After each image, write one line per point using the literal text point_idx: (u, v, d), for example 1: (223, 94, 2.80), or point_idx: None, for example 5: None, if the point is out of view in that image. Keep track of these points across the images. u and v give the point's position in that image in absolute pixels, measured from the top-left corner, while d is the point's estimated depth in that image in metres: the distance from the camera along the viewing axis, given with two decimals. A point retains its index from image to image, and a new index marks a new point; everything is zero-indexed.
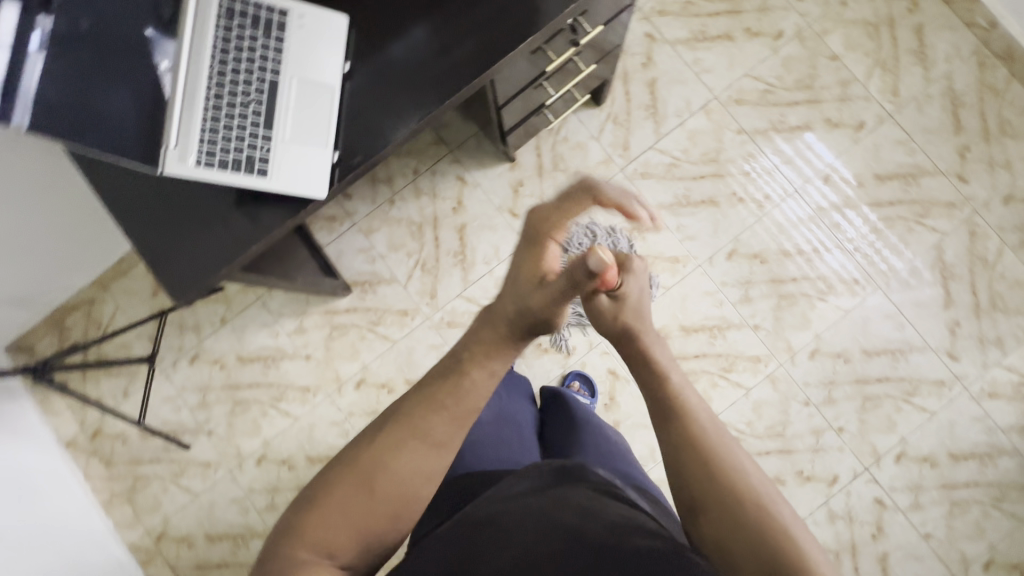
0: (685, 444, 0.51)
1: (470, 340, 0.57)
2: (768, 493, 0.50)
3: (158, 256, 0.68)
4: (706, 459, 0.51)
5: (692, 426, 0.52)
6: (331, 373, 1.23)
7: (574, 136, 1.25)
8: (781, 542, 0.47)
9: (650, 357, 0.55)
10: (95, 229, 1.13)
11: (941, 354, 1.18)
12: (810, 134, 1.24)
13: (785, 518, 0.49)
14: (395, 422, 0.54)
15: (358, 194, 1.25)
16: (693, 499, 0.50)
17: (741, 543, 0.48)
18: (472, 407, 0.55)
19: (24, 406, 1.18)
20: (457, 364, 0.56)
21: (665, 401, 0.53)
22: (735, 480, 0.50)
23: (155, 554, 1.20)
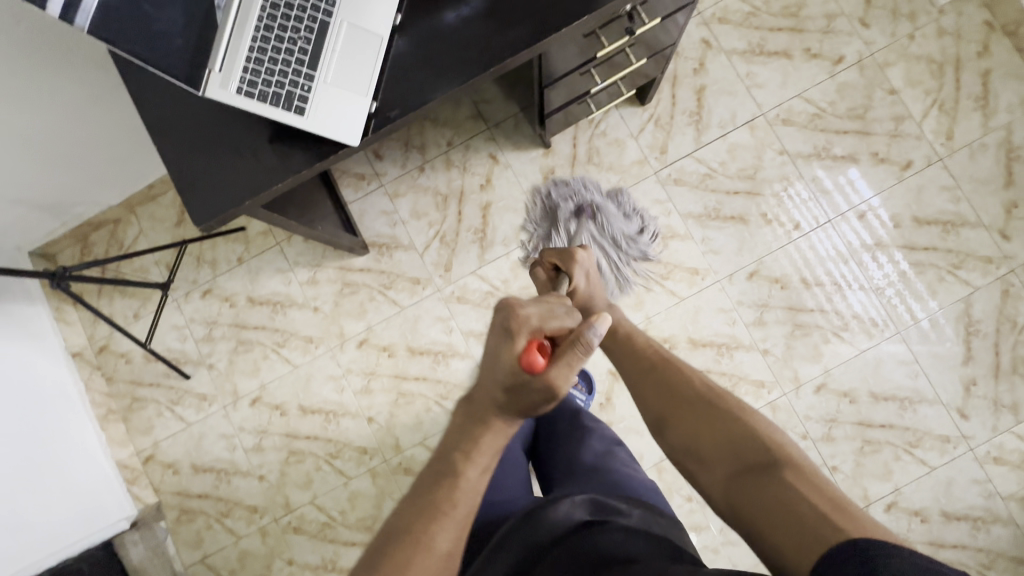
0: (644, 379, 0.68)
1: (458, 444, 0.54)
2: (714, 390, 0.63)
3: (186, 180, 0.69)
4: (656, 379, 0.67)
5: (646, 362, 0.70)
6: (335, 328, 1.24)
7: (612, 132, 1.24)
8: (729, 417, 0.59)
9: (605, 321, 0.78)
10: (133, 150, 1.15)
11: (951, 410, 1.15)
12: (855, 170, 1.21)
13: (731, 407, 0.60)
14: (389, 548, 0.49)
15: (389, 156, 1.26)
16: (658, 416, 0.64)
17: (696, 439, 0.59)
18: (474, 500, 0.53)
19: (40, 311, 1.21)
20: (450, 465, 0.53)
21: (626, 349, 0.73)
22: (682, 388, 0.64)
23: (140, 475, 1.23)
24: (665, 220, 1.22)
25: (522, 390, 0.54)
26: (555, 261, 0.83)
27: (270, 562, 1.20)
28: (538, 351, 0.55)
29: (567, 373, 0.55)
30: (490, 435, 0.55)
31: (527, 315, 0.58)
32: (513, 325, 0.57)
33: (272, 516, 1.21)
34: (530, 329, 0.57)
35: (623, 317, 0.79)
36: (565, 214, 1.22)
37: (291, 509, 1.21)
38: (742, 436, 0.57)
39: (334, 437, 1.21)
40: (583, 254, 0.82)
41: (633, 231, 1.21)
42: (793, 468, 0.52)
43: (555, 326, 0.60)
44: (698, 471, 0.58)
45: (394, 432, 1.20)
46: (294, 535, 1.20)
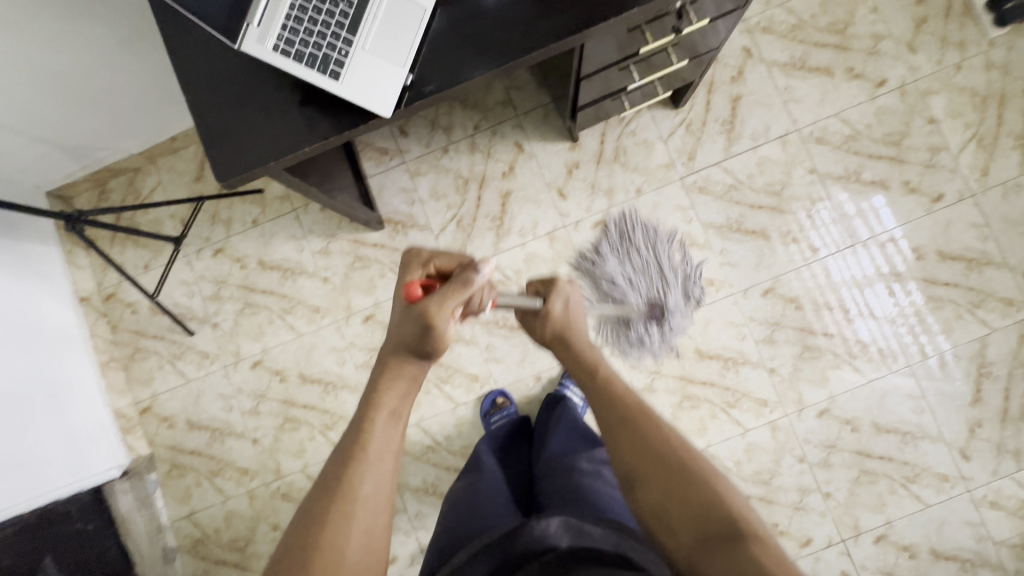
0: (616, 429, 0.62)
1: (367, 394, 0.60)
2: (689, 449, 0.59)
3: (212, 135, 0.68)
4: (629, 428, 0.62)
5: (620, 407, 0.64)
6: (343, 301, 1.23)
7: (641, 132, 1.22)
8: (702, 484, 0.55)
9: (582, 356, 0.71)
10: (159, 101, 1.14)
11: (953, 449, 1.13)
12: (879, 198, 1.19)
13: (706, 472, 0.57)
14: (320, 497, 0.53)
15: (414, 134, 1.25)
16: (626, 472, 0.60)
17: (666, 501, 0.56)
18: (387, 444, 0.57)
19: (51, 252, 1.21)
20: (364, 411, 0.59)
21: (599, 388, 0.67)
22: (655, 443, 0.60)
23: (136, 425, 1.24)
24: (685, 227, 1.20)
25: (409, 314, 0.62)
26: (536, 288, 0.77)
27: (255, 525, 1.21)
28: (420, 284, 0.65)
29: (443, 297, 0.62)
30: (394, 373, 0.61)
31: (419, 251, 0.69)
32: (410, 265, 0.68)
33: (262, 480, 1.21)
34: (422, 264, 0.68)
35: (604, 357, 0.72)
36: (617, 261, 1.19)
37: (282, 475, 1.21)
38: (712, 503, 0.54)
39: (331, 409, 1.21)
40: (568, 284, 0.77)
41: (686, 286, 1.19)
42: (761, 545, 0.50)
43: (446, 261, 0.68)
44: (662, 536, 0.55)
45: None
46: (281, 501, 1.21)
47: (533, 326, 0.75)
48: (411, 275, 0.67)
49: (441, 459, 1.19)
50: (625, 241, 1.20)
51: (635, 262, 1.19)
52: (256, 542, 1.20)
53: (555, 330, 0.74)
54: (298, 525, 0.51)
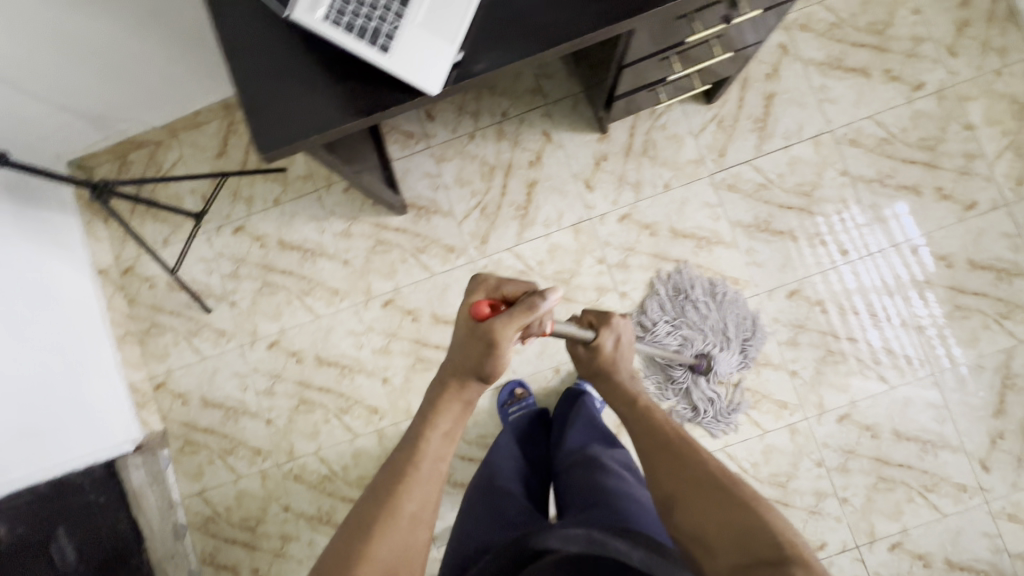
0: (657, 455, 0.65)
1: (423, 411, 0.62)
2: (727, 474, 0.60)
3: (253, 104, 0.66)
4: (669, 453, 0.64)
5: (660, 436, 0.67)
6: (363, 285, 1.22)
7: (672, 127, 1.20)
8: (740, 506, 0.55)
9: (622, 387, 0.78)
10: (186, 74, 1.12)
11: (973, 460, 1.12)
12: (901, 206, 1.17)
13: (743, 495, 0.57)
14: (370, 507, 0.54)
15: (441, 118, 1.23)
16: (665, 495, 0.61)
17: (704, 521, 0.56)
18: (436, 461, 0.59)
19: (69, 222, 1.20)
20: (417, 430, 0.61)
21: (641, 420, 0.71)
22: (693, 467, 0.61)
23: (150, 400, 1.23)
24: (712, 225, 1.18)
25: (473, 335, 0.60)
26: (590, 320, 0.83)
27: (266, 505, 1.20)
28: (487, 304, 0.61)
29: (507, 322, 0.58)
30: (455, 393, 0.63)
31: (488, 278, 0.66)
32: (475, 290, 0.66)
33: (274, 461, 1.21)
34: (487, 290, 0.65)
35: (641, 388, 0.79)
36: (670, 331, 1.16)
37: (295, 456, 1.21)
38: (751, 526, 0.53)
39: (347, 393, 1.21)
40: (620, 320, 0.83)
41: (743, 351, 1.16)
42: (806, 569, 0.49)
43: (515, 288, 0.65)
44: (701, 558, 0.55)
45: (407, 396, 1.19)
46: (293, 482, 1.20)
47: (580, 355, 0.82)
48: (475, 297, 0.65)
49: (456, 447, 1.18)
50: (677, 308, 1.17)
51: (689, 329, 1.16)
52: (266, 523, 1.20)
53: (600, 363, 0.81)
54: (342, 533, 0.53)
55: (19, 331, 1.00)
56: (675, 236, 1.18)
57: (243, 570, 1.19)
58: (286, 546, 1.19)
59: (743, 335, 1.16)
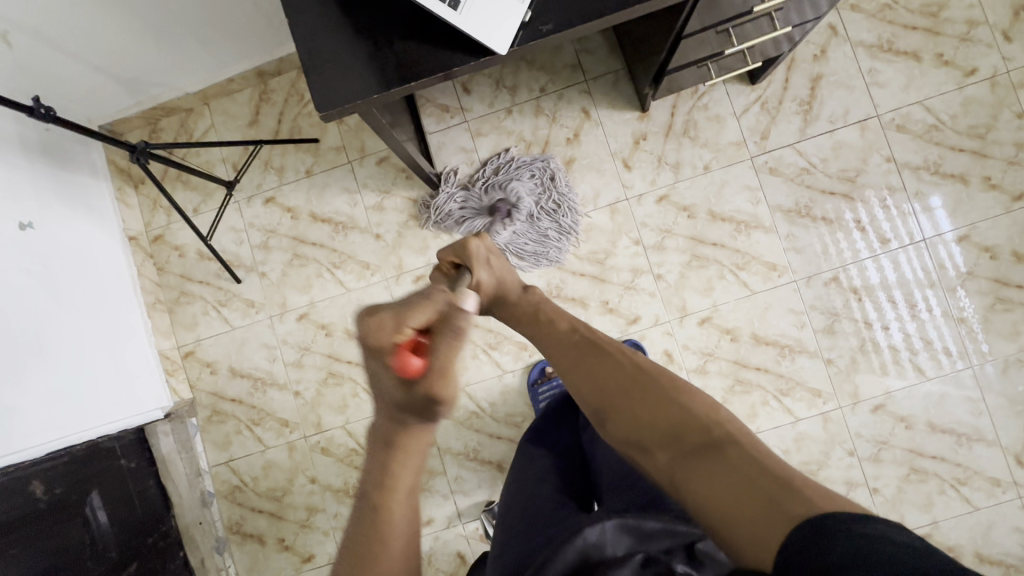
0: (575, 368, 0.69)
1: (374, 483, 0.58)
2: (647, 371, 0.65)
3: (313, 63, 0.64)
4: (592, 363, 0.68)
5: (579, 348, 0.71)
6: (394, 259, 1.21)
7: (714, 107, 1.17)
8: (667, 397, 0.60)
9: (528, 309, 0.80)
10: (221, 38, 1.09)
11: (1007, 454, 1.11)
12: (938, 199, 1.14)
13: (667, 388, 0.62)
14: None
15: (477, 92, 1.20)
16: (594, 405, 0.65)
17: (638, 424, 0.59)
18: (407, 527, 0.57)
19: (101, 187, 1.18)
20: (374, 517, 0.57)
21: (553, 338, 0.74)
22: (617, 372, 0.66)
23: (179, 368, 1.22)
24: (752, 209, 1.16)
25: (415, 401, 0.53)
26: (453, 260, 0.82)
27: (293, 477, 1.20)
28: (412, 355, 0.53)
29: (443, 377, 0.51)
30: (408, 458, 0.57)
31: (383, 315, 0.54)
32: (375, 337, 0.53)
33: (302, 433, 1.21)
34: (390, 335, 0.53)
35: (540, 298, 0.82)
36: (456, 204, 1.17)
37: (322, 429, 1.20)
38: (681, 415, 0.58)
39: None
40: (479, 242, 0.83)
41: (524, 172, 1.17)
42: (731, 439, 0.53)
43: (424, 314, 0.54)
44: (641, 458, 0.57)
45: None
46: (320, 455, 1.20)
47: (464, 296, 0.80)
48: (383, 348, 0.53)
49: (484, 425, 1.18)
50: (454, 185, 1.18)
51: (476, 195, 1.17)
52: (293, 494, 1.20)
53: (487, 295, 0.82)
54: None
55: (54, 295, 0.99)
56: (713, 219, 1.16)
57: (269, 540, 1.20)
58: (311, 518, 1.20)
59: (515, 165, 1.18)
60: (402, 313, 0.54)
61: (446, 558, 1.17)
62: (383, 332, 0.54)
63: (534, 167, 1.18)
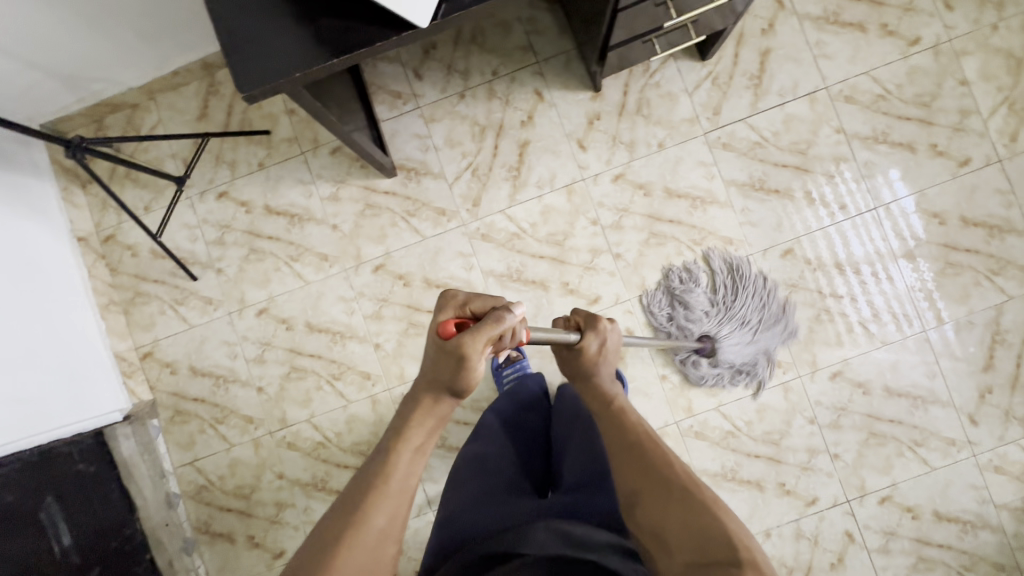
0: (623, 453, 0.69)
1: (395, 428, 0.64)
2: (691, 477, 0.64)
3: (235, 41, 0.62)
4: (638, 452, 0.68)
5: (631, 435, 0.70)
6: (353, 250, 1.20)
7: (666, 85, 1.18)
8: (699, 508, 0.60)
9: (601, 391, 0.78)
10: (161, 29, 1.07)
11: (961, 414, 1.14)
12: (896, 172, 1.16)
13: (705, 498, 0.61)
14: (346, 504, 0.57)
15: (430, 77, 1.19)
16: (629, 496, 0.66)
17: (665, 525, 0.61)
18: (410, 471, 0.61)
19: (45, 187, 1.15)
20: (388, 447, 0.62)
21: (611, 421, 0.74)
22: (659, 468, 0.65)
23: (137, 369, 1.20)
24: (707, 184, 1.17)
25: (441, 352, 0.62)
26: (579, 323, 0.81)
27: (260, 473, 1.19)
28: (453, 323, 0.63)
29: (472, 336, 0.60)
30: (427, 410, 0.65)
31: (455, 293, 0.68)
32: (444, 304, 0.67)
33: (267, 429, 1.19)
34: (456, 307, 0.67)
35: (620, 392, 0.79)
36: (693, 294, 1.16)
37: (287, 424, 1.19)
38: (711, 528, 0.58)
39: (339, 359, 1.19)
40: (609, 325, 0.79)
41: (767, 331, 1.15)
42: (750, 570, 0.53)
43: (483, 303, 0.66)
44: (660, 557, 0.60)
45: (400, 362, 1.18)
46: (287, 450, 1.19)
47: (565, 356, 0.80)
48: (443, 314, 0.66)
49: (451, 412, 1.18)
50: (723, 285, 1.16)
51: (719, 310, 1.16)
52: (260, 491, 1.19)
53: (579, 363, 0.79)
54: (329, 515, 0.56)
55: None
56: (669, 196, 1.17)
57: (238, 538, 1.19)
58: (280, 514, 1.19)
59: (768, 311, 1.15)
60: (472, 297, 0.67)
61: (418, 546, 1.17)
62: (449, 309, 0.67)
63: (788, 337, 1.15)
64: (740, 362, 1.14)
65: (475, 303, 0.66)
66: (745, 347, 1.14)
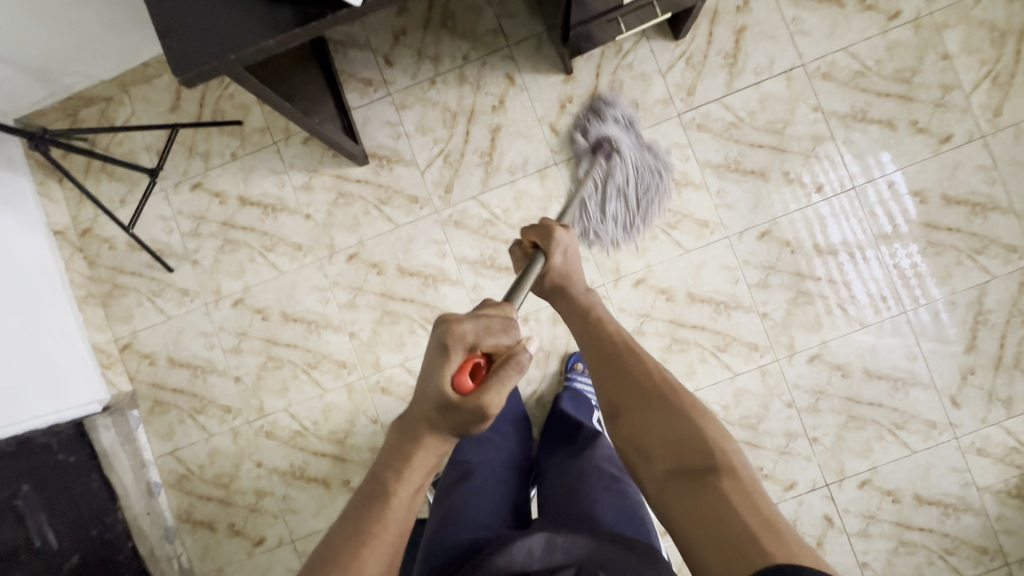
0: (603, 368, 0.70)
1: (389, 472, 0.59)
2: (670, 384, 0.66)
3: (170, 23, 0.62)
4: (616, 361, 0.70)
5: (609, 344, 0.72)
6: (326, 239, 1.19)
7: (639, 66, 1.16)
8: (678, 417, 0.63)
9: (579, 302, 0.79)
10: (126, 20, 1.06)
11: (943, 396, 1.12)
12: (887, 154, 1.13)
13: (683, 404, 0.64)
14: (344, 545, 0.54)
15: (400, 64, 1.18)
16: (610, 402, 0.68)
17: (645, 434, 0.63)
18: (408, 512, 0.58)
19: (21, 182, 1.16)
20: (382, 489, 0.58)
21: (588, 331, 0.75)
22: (640, 377, 0.67)
23: (116, 361, 1.21)
24: (681, 166, 1.15)
25: (458, 414, 0.58)
26: (535, 241, 0.81)
27: (239, 462, 1.20)
28: (470, 375, 0.59)
29: (497, 397, 0.58)
30: (427, 451, 0.60)
31: (464, 330, 0.60)
32: (449, 343, 0.60)
33: (245, 418, 1.20)
34: (465, 347, 0.60)
35: (598, 301, 0.80)
36: (634, 135, 1.14)
37: (265, 413, 1.20)
38: (690, 434, 0.61)
39: (314, 348, 1.19)
40: (564, 232, 0.81)
41: (645, 198, 1.13)
42: (724, 472, 0.57)
43: (495, 342, 0.62)
44: (641, 464, 0.63)
45: (375, 350, 1.18)
46: (265, 439, 1.20)
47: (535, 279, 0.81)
48: (453, 360, 0.59)
49: None
50: (635, 138, 1.14)
51: (643, 165, 1.13)
52: (240, 479, 1.20)
53: (553, 280, 0.80)
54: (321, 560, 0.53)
55: None
56: None
57: (219, 526, 1.20)
58: (260, 502, 1.20)
59: (653, 178, 1.13)
60: (483, 335, 0.61)
61: None
62: (457, 354, 0.60)
63: (637, 232, 1.14)
64: (603, 205, 1.13)
65: (489, 344, 0.61)
66: (621, 203, 1.12)
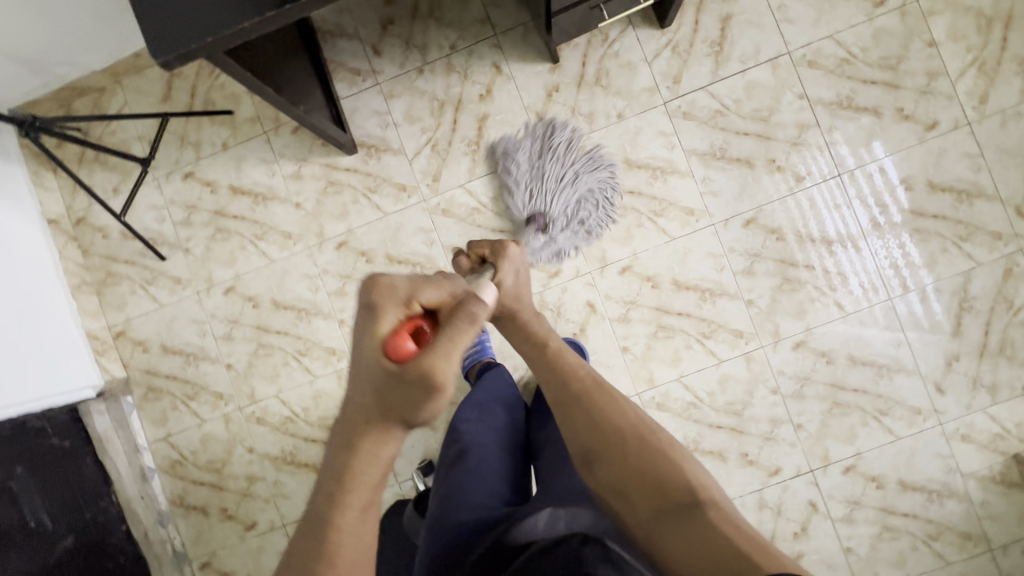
0: (571, 410, 0.71)
1: (332, 484, 0.55)
2: (644, 426, 0.68)
3: (150, 9, 0.64)
4: (586, 407, 0.70)
5: (577, 386, 0.72)
6: (316, 227, 1.21)
7: (626, 54, 1.16)
8: (656, 455, 0.65)
9: (534, 332, 0.79)
10: (116, 11, 1.08)
11: (928, 382, 1.12)
12: (879, 144, 1.13)
13: (660, 444, 0.66)
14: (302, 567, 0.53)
15: (388, 53, 1.19)
16: (584, 449, 0.68)
17: (625, 478, 0.64)
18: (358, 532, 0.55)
19: (13, 170, 1.17)
20: (330, 508, 0.55)
21: (551, 370, 0.76)
22: (614, 423, 0.68)
23: (109, 348, 1.23)
24: (667, 154, 1.16)
25: (401, 378, 0.53)
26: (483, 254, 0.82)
27: (230, 448, 1.22)
28: (407, 335, 0.56)
29: (440, 354, 0.54)
30: (374, 446, 0.56)
31: (394, 286, 0.59)
32: (378, 301, 0.58)
33: (237, 405, 1.22)
34: (398, 305, 0.58)
35: (552, 331, 0.81)
36: (535, 145, 1.15)
37: (256, 400, 1.22)
38: (670, 473, 0.63)
39: (305, 335, 1.21)
40: (512, 247, 0.81)
41: (597, 179, 1.14)
42: (706, 505, 0.59)
43: (432, 294, 0.60)
44: (622, 508, 0.62)
45: None
46: (256, 425, 1.22)
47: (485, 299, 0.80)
48: (386, 318, 0.57)
49: None
50: (539, 147, 1.15)
51: (549, 176, 1.13)
52: (232, 464, 1.22)
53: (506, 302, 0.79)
54: None
55: None
56: (630, 167, 1.16)
57: (211, 510, 1.22)
58: (251, 487, 1.21)
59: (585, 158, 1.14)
60: (414, 290, 0.59)
61: None
62: (391, 314, 0.57)
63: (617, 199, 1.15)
64: (571, 216, 1.13)
65: (424, 297, 0.59)
66: (590, 210, 1.13)
